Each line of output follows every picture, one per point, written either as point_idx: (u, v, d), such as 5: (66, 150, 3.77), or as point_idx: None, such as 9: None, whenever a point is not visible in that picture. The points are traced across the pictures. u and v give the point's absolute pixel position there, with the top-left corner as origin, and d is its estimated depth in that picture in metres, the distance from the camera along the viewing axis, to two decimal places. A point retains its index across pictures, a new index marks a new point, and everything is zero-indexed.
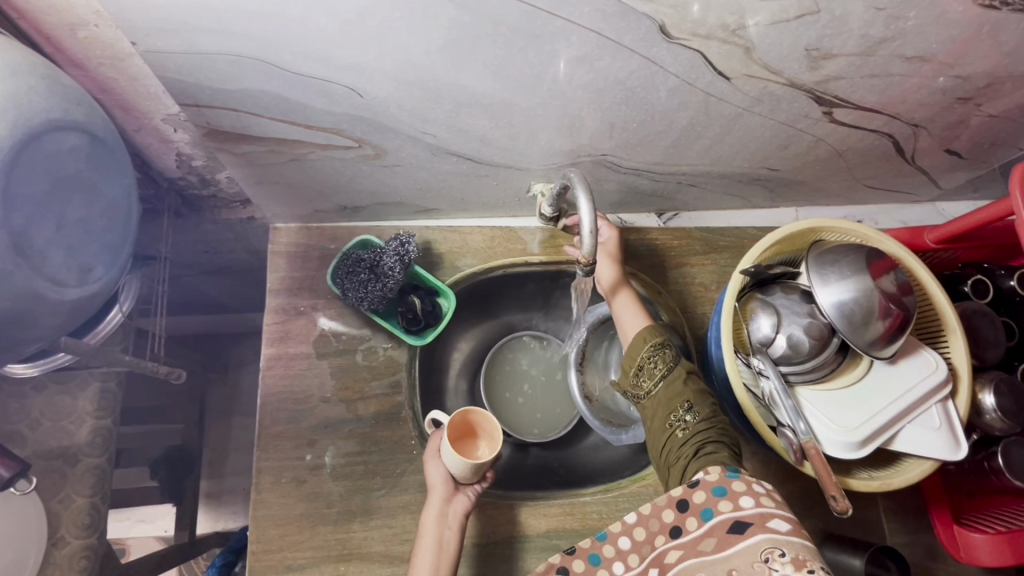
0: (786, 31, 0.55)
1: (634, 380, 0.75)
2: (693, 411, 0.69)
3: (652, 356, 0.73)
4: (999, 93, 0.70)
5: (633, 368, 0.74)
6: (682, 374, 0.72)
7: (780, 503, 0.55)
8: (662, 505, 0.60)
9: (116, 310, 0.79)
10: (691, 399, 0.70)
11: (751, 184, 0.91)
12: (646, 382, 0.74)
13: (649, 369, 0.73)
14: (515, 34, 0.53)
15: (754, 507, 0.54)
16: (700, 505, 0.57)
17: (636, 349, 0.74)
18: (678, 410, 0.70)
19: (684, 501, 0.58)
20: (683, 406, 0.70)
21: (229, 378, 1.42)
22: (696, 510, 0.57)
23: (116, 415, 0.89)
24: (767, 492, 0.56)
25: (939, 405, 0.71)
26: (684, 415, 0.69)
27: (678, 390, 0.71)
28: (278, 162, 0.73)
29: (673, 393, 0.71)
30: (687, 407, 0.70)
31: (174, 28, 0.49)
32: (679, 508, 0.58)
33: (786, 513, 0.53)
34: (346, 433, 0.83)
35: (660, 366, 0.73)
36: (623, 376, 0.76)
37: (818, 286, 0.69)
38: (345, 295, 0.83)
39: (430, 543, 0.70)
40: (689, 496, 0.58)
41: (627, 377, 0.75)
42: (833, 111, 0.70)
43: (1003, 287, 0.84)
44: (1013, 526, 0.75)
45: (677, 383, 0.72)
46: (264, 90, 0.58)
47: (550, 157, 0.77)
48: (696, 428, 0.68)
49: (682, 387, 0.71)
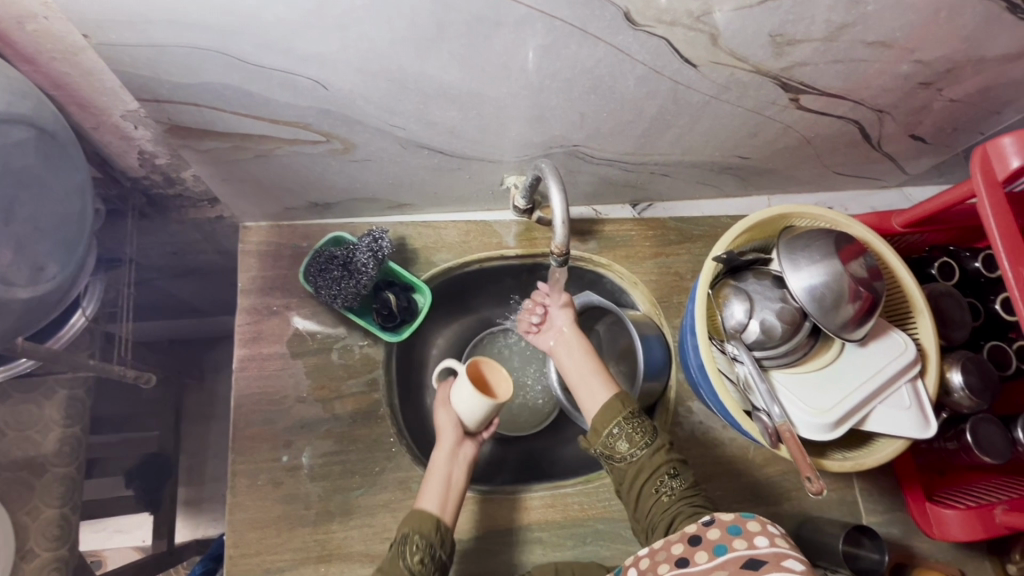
0: (750, 17, 0.55)
1: (611, 441, 0.69)
2: (679, 478, 0.67)
3: (631, 422, 0.69)
4: (959, 77, 0.72)
5: (612, 429, 0.69)
6: (664, 441, 0.69)
7: (795, 546, 0.52)
8: (675, 539, 0.59)
9: (78, 314, 0.77)
10: (675, 467, 0.68)
11: (723, 172, 0.92)
12: (624, 446, 0.69)
13: (631, 434, 0.69)
14: (480, 22, 0.52)
15: (766, 545, 0.52)
16: (714, 541, 0.56)
17: (615, 411, 0.70)
18: (664, 476, 0.67)
19: (697, 536, 0.57)
20: (668, 471, 0.67)
21: (205, 383, 1.39)
22: (709, 545, 0.56)
23: (84, 423, 0.87)
24: (781, 534, 0.53)
25: (908, 384, 0.73)
26: (672, 480, 0.67)
27: (662, 457, 0.68)
28: (244, 159, 0.72)
29: (658, 459, 0.68)
30: (672, 472, 0.67)
31: (126, 20, 0.48)
32: (689, 543, 0.57)
33: (801, 554, 0.50)
34: (323, 433, 0.82)
35: (643, 434, 0.69)
36: (597, 434, 0.70)
37: (789, 272, 0.70)
38: (318, 293, 0.82)
39: (441, 480, 0.71)
40: (703, 533, 0.57)
41: (604, 438, 0.70)
42: (799, 97, 0.71)
43: (968, 269, 0.86)
44: (981, 501, 0.77)
45: (660, 451, 0.69)
46: (224, 83, 0.57)
47: (522, 148, 0.76)
48: (682, 496, 0.66)
49: (665, 454, 0.69)
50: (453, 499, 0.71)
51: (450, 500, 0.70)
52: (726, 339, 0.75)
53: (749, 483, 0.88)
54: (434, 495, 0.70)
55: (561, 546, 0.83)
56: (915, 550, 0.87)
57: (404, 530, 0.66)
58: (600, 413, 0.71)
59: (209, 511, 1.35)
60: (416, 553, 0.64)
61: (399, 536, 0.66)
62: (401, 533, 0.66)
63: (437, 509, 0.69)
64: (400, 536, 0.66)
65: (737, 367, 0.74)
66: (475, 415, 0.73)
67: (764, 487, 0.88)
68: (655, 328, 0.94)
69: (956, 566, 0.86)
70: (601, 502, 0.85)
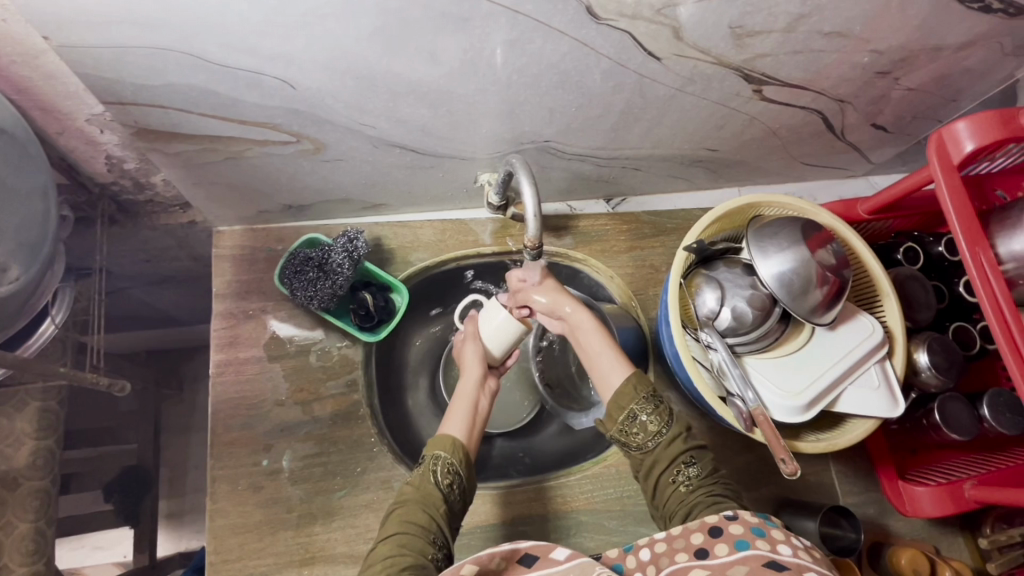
0: (710, 9, 0.57)
1: (625, 428, 0.68)
2: (697, 466, 0.66)
3: (647, 409, 0.68)
4: (914, 66, 0.74)
5: (623, 416, 0.68)
6: (681, 429, 0.68)
7: (819, 562, 0.49)
8: (695, 527, 0.56)
9: (47, 323, 0.75)
10: (692, 455, 0.67)
11: (693, 165, 0.93)
12: (638, 434, 0.68)
13: (643, 422, 0.68)
14: (444, 18, 0.53)
15: (789, 554, 0.49)
16: (736, 536, 0.53)
17: (629, 397, 0.68)
18: (682, 465, 0.66)
19: (718, 528, 0.54)
20: (685, 459, 0.66)
21: (185, 395, 1.36)
22: (730, 538, 0.53)
23: (57, 435, 0.85)
24: (806, 548, 0.50)
25: (877, 365, 0.74)
26: (689, 469, 0.66)
27: (679, 445, 0.67)
28: (214, 161, 0.71)
29: (675, 449, 0.67)
30: (689, 460, 0.66)
31: (86, 20, 0.48)
32: (710, 534, 0.54)
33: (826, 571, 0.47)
34: (303, 435, 0.81)
35: (658, 420, 0.68)
36: (609, 419, 0.70)
37: (758, 259, 0.72)
38: (294, 295, 0.82)
39: (466, 407, 0.72)
40: (725, 526, 0.54)
41: (616, 423, 0.69)
42: (762, 88, 0.73)
43: (932, 253, 0.89)
44: (952, 477, 0.79)
45: (677, 439, 0.68)
46: (189, 84, 0.57)
47: (494, 144, 0.77)
48: (700, 483, 0.65)
49: (683, 442, 0.68)
50: (475, 428, 0.72)
51: (474, 427, 0.71)
52: (700, 327, 0.76)
53: (729, 470, 0.89)
54: (459, 422, 0.71)
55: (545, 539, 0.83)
56: (890, 528, 0.89)
57: (433, 450, 0.67)
58: (616, 395, 0.69)
59: (192, 524, 1.32)
60: (443, 476, 0.65)
61: (428, 455, 0.67)
62: (428, 454, 0.67)
63: (462, 433, 0.70)
64: (429, 456, 0.67)
65: (712, 354, 0.76)
66: (501, 343, 0.77)
67: (743, 473, 0.89)
68: (632, 320, 0.95)
69: (931, 542, 0.88)
70: (582, 494, 0.86)
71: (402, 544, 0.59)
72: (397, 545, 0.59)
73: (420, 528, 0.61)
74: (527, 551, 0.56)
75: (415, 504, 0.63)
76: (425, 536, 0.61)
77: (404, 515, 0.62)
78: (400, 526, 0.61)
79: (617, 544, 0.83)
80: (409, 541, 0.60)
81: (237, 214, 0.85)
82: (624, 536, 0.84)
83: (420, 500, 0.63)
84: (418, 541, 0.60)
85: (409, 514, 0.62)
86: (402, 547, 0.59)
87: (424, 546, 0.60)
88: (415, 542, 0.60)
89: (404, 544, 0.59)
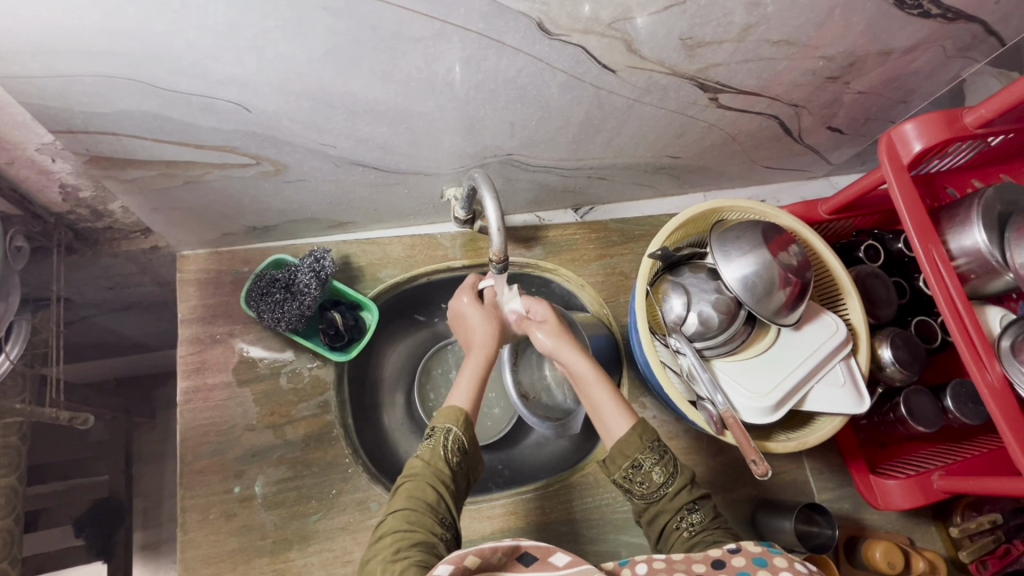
0: (660, 22, 0.58)
1: (628, 476, 0.66)
2: (700, 513, 0.64)
3: (653, 458, 0.66)
4: (863, 71, 0.76)
5: (627, 464, 0.66)
6: (686, 478, 0.66)
7: None
8: (696, 557, 0.53)
9: (2, 357, 0.72)
10: (696, 501, 0.65)
11: (658, 172, 0.95)
12: (642, 484, 0.66)
13: (647, 471, 0.65)
14: (396, 38, 0.53)
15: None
16: (738, 568, 0.51)
17: (634, 446, 0.66)
18: (684, 512, 0.64)
19: (720, 560, 0.52)
20: (690, 506, 0.64)
21: (157, 422, 1.33)
22: (732, 571, 0.51)
23: (20, 472, 0.82)
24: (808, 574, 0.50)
25: (842, 363, 0.76)
26: (692, 515, 0.64)
27: (684, 494, 0.65)
28: (172, 186, 0.70)
29: (680, 498, 0.65)
30: (693, 507, 0.64)
31: (29, 51, 0.47)
32: (712, 565, 0.52)
33: None
34: (275, 459, 0.80)
35: (661, 470, 0.65)
36: (612, 463, 0.67)
37: (722, 264, 0.73)
38: (261, 317, 0.81)
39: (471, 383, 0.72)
40: (727, 558, 0.52)
41: (620, 470, 0.66)
42: (718, 96, 0.74)
43: (892, 249, 0.91)
44: (919, 468, 0.80)
45: (682, 488, 0.66)
46: (140, 110, 0.56)
47: (457, 159, 0.77)
48: (704, 529, 0.63)
49: (688, 490, 0.66)
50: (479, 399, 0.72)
51: (476, 396, 0.71)
52: (668, 332, 0.77)
53: (706, 473, 0.90)
54: (465, 392, 0.70)
55: None
56: (864, 522, 0.90)
57: (444, 424, 0.66)
58: (621, 442, 0.67)
59: (169, 555, 1.29)
60: (453, 452, 0.65)
61: (438, 428, 0.66)
62: (438, 426, 0.66)
63: (467, 404, 0.70)
64: (440, 429, 0.66)
65: (681, 359, 0.77)
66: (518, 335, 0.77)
67: (718, 475, 0.90)
68: (604, 327, 0.96)
69: (905, 534, 0.90)
70: (562, 505, 0.86)
71: (411, 519, 0.58)
72: (405, 520, 0.58)
73: (429, 505, 0.60)
74: (527, 549, 0.50)
75: (425, 479, 0.62)
76: (433, 513, 0.60)
77: (413, 490, 0.61)
78: (409, 501, 0.60)
79: (598, 552, 0.83)
80: (418, 517, 0.59)
81: (200, 238, 0.84)
82: (605, 544, 0.84)
83: (430, 475, 0.62)
84: (427, 518, 0.59)
85: (418, 490, 0.61)
86: (412, 522, 0.58)
87: (433, 524, 0.59)
88: (425, 519, 0.59)
89: (412, 520, 0.58)
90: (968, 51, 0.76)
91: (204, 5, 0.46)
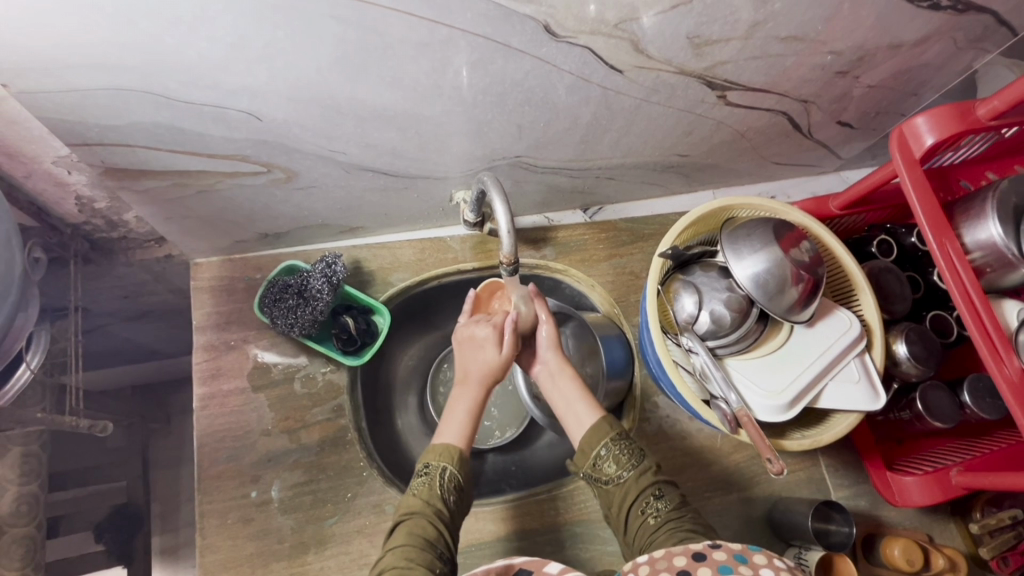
0: (668, 21, 0.58)
1: (597, 462, 0.68)
2: (665, 499, 0.64)
3: (619, 446, 0.68)
4: (873, 65, 0.75)
5: (594, 451, 0.68)
6: (651, 464, 0.68)
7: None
8: (677, 551, 0.50)
9: (23, 367, 0.73)
10: (661, 488, 0.66)
11: (666, 171, 0.94)
12: (610, 468, 0.67)
13: (616, 456, 0.67)
14: (405, 43, 0.53)
15: None
16: (719, 562, 0.48)
17: (598, 436, 0.68)
18: (649, 497, 0.64)
19: (702, 553, 0.49)
20: (653, 491, 0.65)
21: (174, 428, 1.35)
22: (713, 564, 0.48)
23: (41, 480, 0.83)
24: (789, 570, 0.47)
25: (856, 359, 0.75)
26: (657, 502, 0.64)
27: (648, 478, 0.66)
28: (185, 196, 0.71)
29: (645, 481, 0.66)
30: (658, 493, 0.65)
31: (45, 67, 0.48)
32: (693, 558, 0.49)
33: None
34: (291, 464, 0.81)
35: (627, 456, 0.67)
36: (580, 456, 0.69)
37: (733, 262, 0.72)
38: (274, 323, 0.82)
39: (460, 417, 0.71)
40: (709, 552, 0.49)
41: (588, 457, 0.68)
42: (726, 93, 0.74)
43: (906, 244, 0.90)
44: (938, 465, 0.80)
45: (646, 472, 0.67)
46: (154, 122, 0.57)
47: (467, 162, 0.78)
48: (668, 516, 0.62)
49: (652, 476, 0.67)
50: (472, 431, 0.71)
51: (470, 431, 0.71)
52: (680, 332, 0.77)
53: (719, 471, 0.89)
54: (457, 428, 0.70)
55: (539, 553, 0.83)
56: (882, 519, 0.90)
57: (439, 461, 0.66)
58: (584, 439, 0.70)
59: (188, 559, 1.29)
60: (449, 490, 0.65)
61: (433, 465, 0.66)
62: (435, 464, 0.66)
63: (459, 441, 0.69)
64: (436, 466, 0.66)
65: (693, 358, 0.76)
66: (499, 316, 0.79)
67: (732, 475, 0.89)
68: (615, 328, 0.97)
69: (923, 531, 0.89)
70: (575, 506, 0.85)
71: (409, 556, 0.58)
72: (405, 557, 0.58)
73: (428, 542, 0.60)
74: (521, 566, 0.54)
75: (424, 517, 0.62)
76: (433, 549, 0.60)
77: (412, 528, 0.61)
78: (408, 538, 0.60)
79: (614, 553, 0.83)
80: (418, 554, 0.58)
81: (214, 246, 0.85)
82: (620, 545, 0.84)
83: (429, 513, 0.63)
84: (426, 555, 0.58)
85: (418, 527, 0.61)
86: (410, 559, 0.58)
87: (431, 559, 0.58)
88: (424, 554, 0.58)
89: (412, 556, 0.58)
90: (979, 42, 0.75)
91: (215, 17, 0.46)
